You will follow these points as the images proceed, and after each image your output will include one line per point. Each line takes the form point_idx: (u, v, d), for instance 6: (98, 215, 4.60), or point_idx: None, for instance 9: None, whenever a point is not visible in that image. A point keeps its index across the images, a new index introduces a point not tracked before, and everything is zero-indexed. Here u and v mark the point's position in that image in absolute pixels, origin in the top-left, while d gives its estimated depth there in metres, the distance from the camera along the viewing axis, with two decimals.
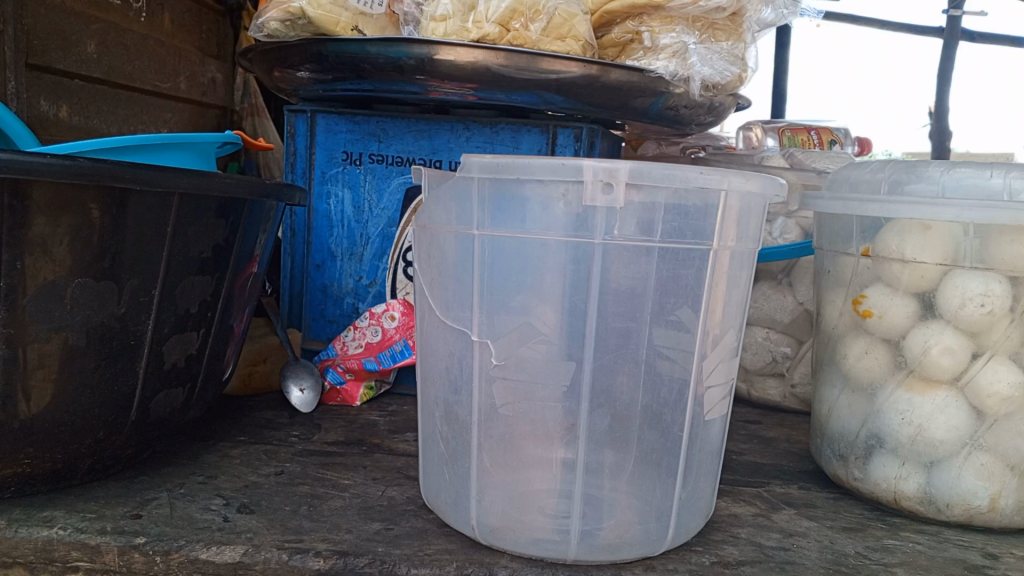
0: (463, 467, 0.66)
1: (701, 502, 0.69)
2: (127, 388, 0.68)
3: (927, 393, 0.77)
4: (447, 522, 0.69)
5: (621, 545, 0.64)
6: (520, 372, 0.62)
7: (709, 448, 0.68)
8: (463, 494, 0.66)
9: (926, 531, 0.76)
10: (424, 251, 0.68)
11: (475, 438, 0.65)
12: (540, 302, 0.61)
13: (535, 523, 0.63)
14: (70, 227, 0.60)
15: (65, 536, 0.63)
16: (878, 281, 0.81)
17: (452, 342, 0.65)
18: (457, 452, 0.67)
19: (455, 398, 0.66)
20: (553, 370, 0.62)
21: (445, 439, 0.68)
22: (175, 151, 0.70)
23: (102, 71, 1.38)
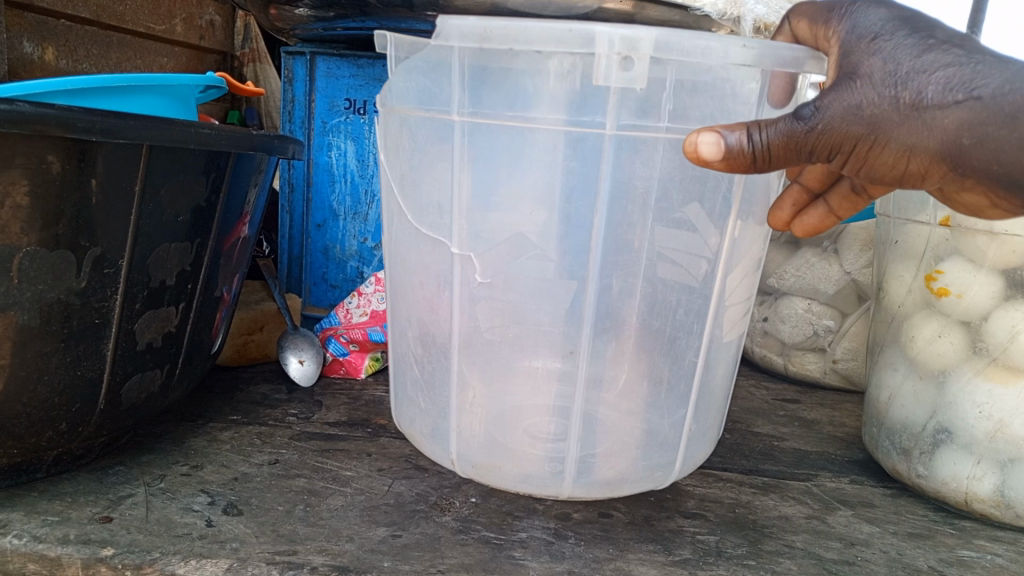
0: (441, 393, 0.58)
1: (709, 430, 0.62)
2: (94, 373, 0.59)
3: (1010, 384, 0.67)
4: (423, 452, 0.62)
5: (620, 483, 0.57)
6: (510, 289, 0.52)
7: (723, 371, 0.60)
8: (442, 422, 0.59)
9: (1003, 539, 0.68)
10: (389, 140, 0.56)
11: (456, 362, 0.56)
12: (532, 203, 0.51)
13: (524, 454, 0.56)
14: (16, 185, 0.50)
15: (20, 545, 0.54)
16: (957, 255, 0.71)
17: (427, 250, 0.55)
18: (434, 378, 0.58)
19: (430, 317, 0.57)
20: (548, 287, 0.52)
21: (420, 360, 0.59)
22: (148, 94, 0.60)
23: (91, 11, 1.26)
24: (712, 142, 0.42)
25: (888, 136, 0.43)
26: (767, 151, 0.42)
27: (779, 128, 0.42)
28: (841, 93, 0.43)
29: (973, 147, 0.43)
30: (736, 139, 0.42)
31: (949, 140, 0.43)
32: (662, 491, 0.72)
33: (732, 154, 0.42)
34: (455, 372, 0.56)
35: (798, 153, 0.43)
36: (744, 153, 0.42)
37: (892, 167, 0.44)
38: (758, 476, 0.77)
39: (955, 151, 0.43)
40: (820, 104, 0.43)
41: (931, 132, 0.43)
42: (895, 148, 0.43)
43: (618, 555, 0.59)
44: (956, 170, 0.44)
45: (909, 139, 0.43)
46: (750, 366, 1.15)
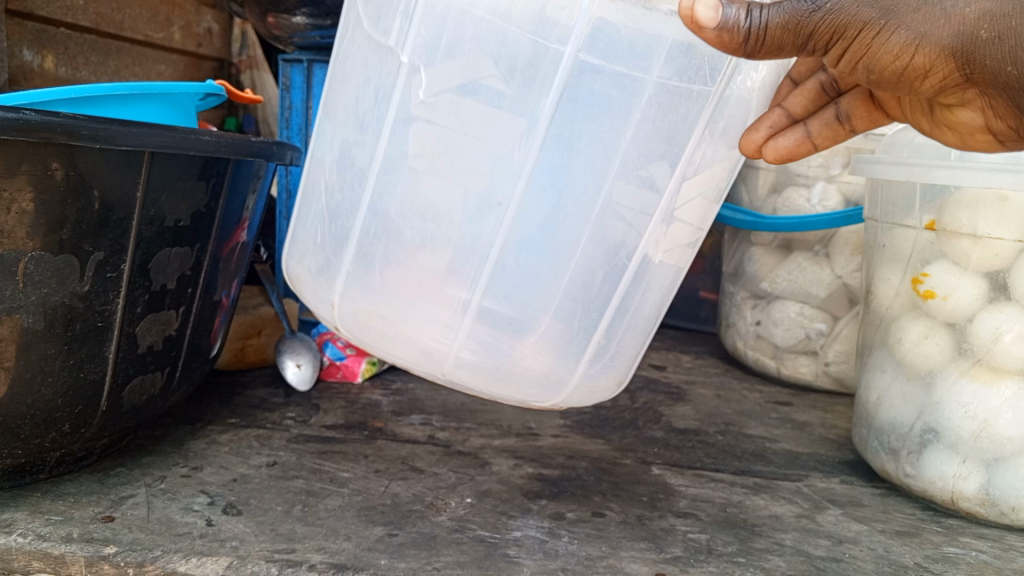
0: (341, 228, 0.56)
1: (621, 364, 0.61)
2: (96, 376, 0.60)
3: (994, 384, 0.69)
4: (306, 293, 0.61)
5: (508, 373, 0.55)
6: (450, 131, 0.49)
7: (649, 298, 0.58)
8: (333, 262, 0.57)
9: (988, 537, 0.69)
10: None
11: (367, 181, 0.53)
12: (483, 60, 0.48)
13: (411, 322, 0.54)
14: (22, 191, 0.51)
15: (25, 544, 0.55)
16: (943, 258, 0.72)
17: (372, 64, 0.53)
18: (338, 211, 0.56)
19: (357, 138, 0.54)
20: (494, 125, 0.49)
21: (329, 186, 0.57)
22: (150, 102, 0.61)
23: (89, 19, 1.22)
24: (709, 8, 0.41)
25: (897, 20, 0.44)
26: (767, 29, 0.42)
27: (779, 7, 0.43)
28: None
29: (989, 42, 0.44)
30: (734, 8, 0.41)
31: (964, 32, 0.44)
32: (655, 491, 0.73)
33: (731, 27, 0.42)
34: (364, 203, 0.54)
35: (798, 33, 0.43)
36: (742, 23, 0.42)
37: (895, 59, 0.45)
38: (750, 476, 0.78)
39: (970, 46, 0.44)
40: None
41: (944, 25, 0.44)
42: (900, 40, 0.44)
43: (610, 553, 0.61)
44: (963, 66, 0.46)
45: (921, 27, 0.44)
46: (743, 370, 1.16)
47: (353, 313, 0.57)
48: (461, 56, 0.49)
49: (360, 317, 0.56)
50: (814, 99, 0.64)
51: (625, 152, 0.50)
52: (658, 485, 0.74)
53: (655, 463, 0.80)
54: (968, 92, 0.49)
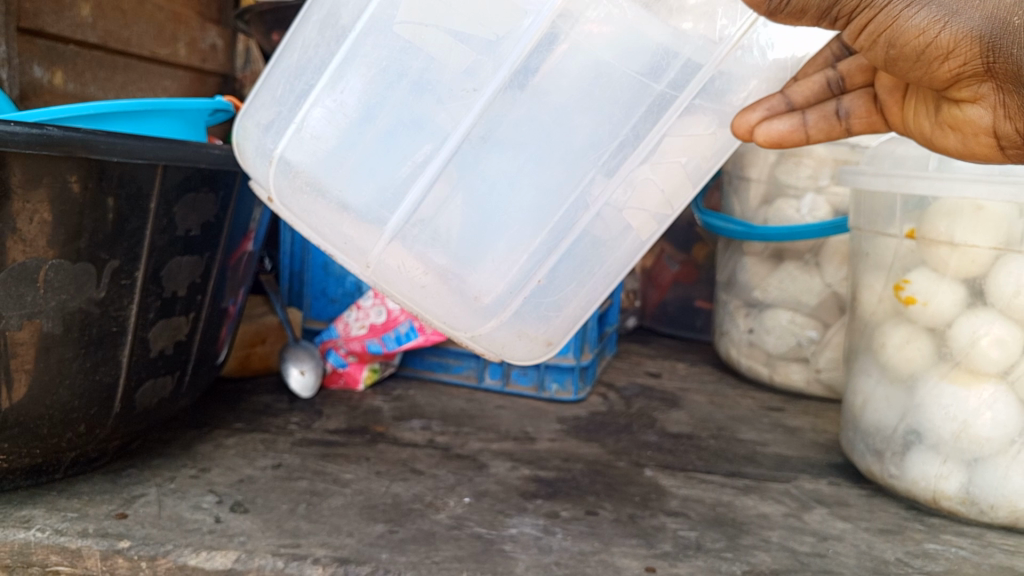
0: (302, 80, 0.53)
1: (567, 309, 0.59)
2: (111, 378, 0.63)
3: (973, 386, 0.72)
4: (244, 155, 0.58)
5: (437, 265, 0.54)
6: (441, 15, 0.49)
7: (604, 254, 0.57)
8: (283, 117, 0.54)
9: (968, 534, 0.71)
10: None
11: (338, 36, 0.52)
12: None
13: (351, 184, 0.52)
14: (43, 202, 0.54)
15: (43, 538, 0.58)
16: (923, 266, 0.75)
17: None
18: (305, 64, 0.53)
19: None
20: (490, 8, 0.49)
21: (303, 45, 0.54)
22: (162, 118, 0.64)
23: (97, 37, 1.10)
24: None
25: None
26: None
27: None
28: None
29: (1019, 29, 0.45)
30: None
31: (994, 17, 0.45)
32: (647, 491, 0.76)
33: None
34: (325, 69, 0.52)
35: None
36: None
37: (920, 34, 0.46)
38: (740, 478, 0.81)
39: (998, 32, 0.45)
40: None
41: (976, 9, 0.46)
42: (925, 15, 0.46)
43: (602, 548, 0.63)
44: (988, 55, 0.46)
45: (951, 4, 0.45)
46: (736, 377, 1.18)
47: (287, 171, 0.54)
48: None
49: (296, 177, 0.54)
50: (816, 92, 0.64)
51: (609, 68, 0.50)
52: (651, 486, 0.77)
53: (648, 466, 0.82)
54: (983, 86, 0.49)
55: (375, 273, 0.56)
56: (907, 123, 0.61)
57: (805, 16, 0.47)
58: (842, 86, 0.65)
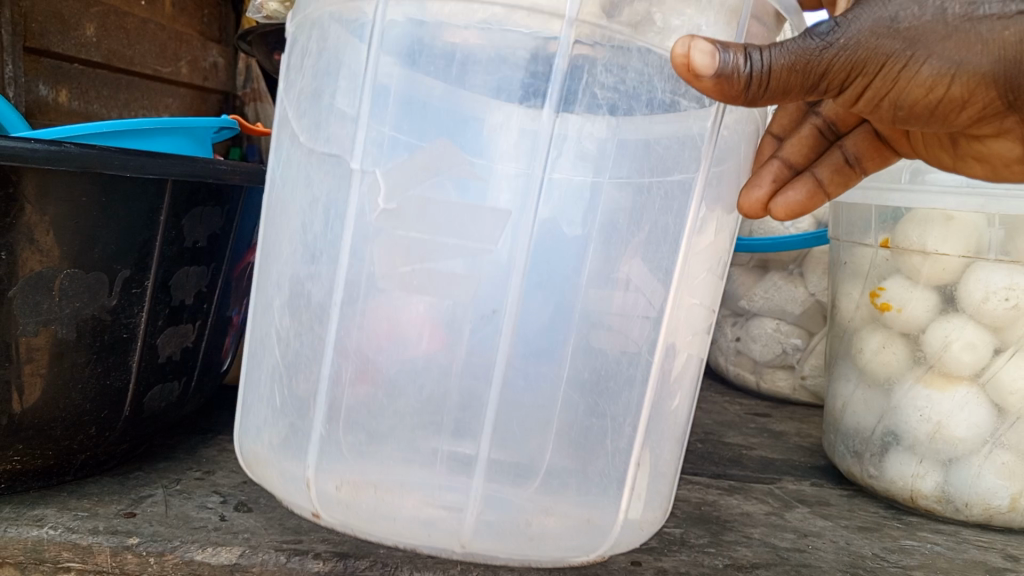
0: (303, 437, 0.51)
1: (662, 484, 0.57)
2: (121, 383, 0.66)
3: (946, 389, 0.75)
4: (259, 470, 0.56)
5: (529, 511, 0.50)
6: (415, 223, 0.47)
7: (672, 423, 0.56)
8: (299, 429, 0.52)
9: (944, 531, 0.74)
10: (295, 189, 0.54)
11: (331, 375, 0.50)
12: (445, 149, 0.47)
13: (388, 448, 0.49)
14: (60, 215, 0.58)
15: (56, 535, 0.61)
16: (897, 274, 0.78)
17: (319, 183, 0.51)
18: (299, 363, 0.52)
19: (308, 270, 0.51)
20: (472, 219, 0.46)
21: (285, 338, 0.53)
22: (172, 137, 0.68)
23: (102, 56, 1.11)
24: (710, 49, 0.43)
25: (927, 50, 0.46)
26: (771, 71, 0.44)
27: (782, 49, 0.45)
28: (859, 12, 0.46)
29: None
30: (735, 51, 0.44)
31: (1001, 58, 0.46)
32: None
33: (728, 68, 0.44)
34: (342, 278, 0.49)
35: (801, 67, 0.45)
36: (741, 68, 0.44)
37: (928, 90, 0.48)
38: (725, 479, 0.84)
39: (1010, 68, 0.46)
40: (836, 22, 0.46)
41: (979, 53, 0.46)
42: (929, 69, 0.46)
43: None
44: (1006, 95, 0.48)
45: (955, 56, 0.46)
46: (726, 385, 1.21)
47: (328, 496, 0.51)
48: (426, 145, 0.47)
49: (338, 498, 0.51)
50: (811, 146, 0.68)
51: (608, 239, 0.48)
52: None
53: None
54: (1002, 120, 0.52)
55: (472, 548, 0.50)
56: (916, 149, 0.64)
57: (801, 94, 0.47)
58: (835, 128, 0.68)
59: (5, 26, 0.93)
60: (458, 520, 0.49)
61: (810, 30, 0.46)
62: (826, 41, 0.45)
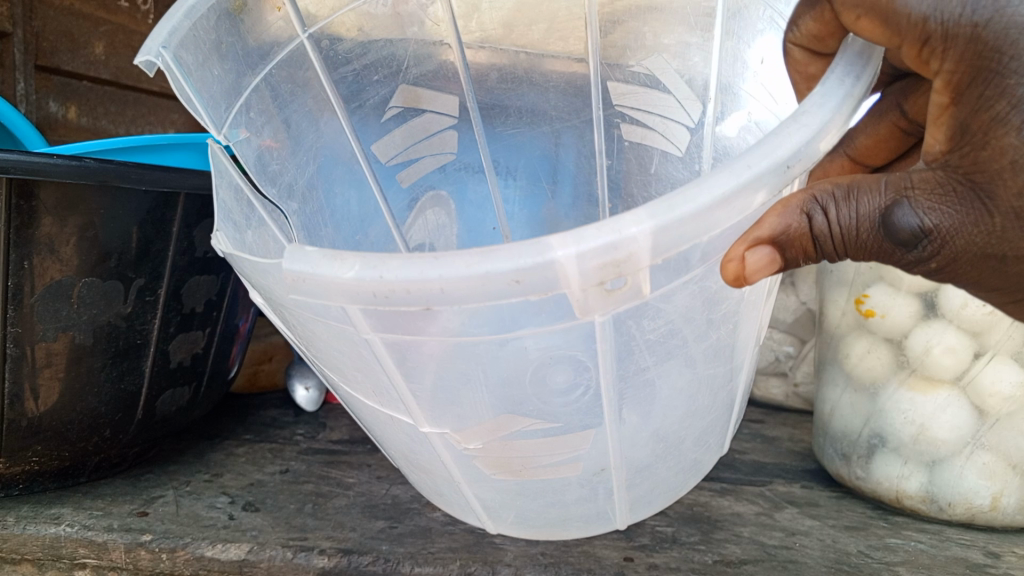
0: (469, 514, 0.62)
1: (733, 416, 0.64)
2: (134, 388, 0.69)
3: (928, 393, 0.77)
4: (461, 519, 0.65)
5: (661, 501, 0.63)
6: (508, 450, 0.51)
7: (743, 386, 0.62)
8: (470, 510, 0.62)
9: (928, 530, 0.76)
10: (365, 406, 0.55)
11: (472, 495, 0.58)
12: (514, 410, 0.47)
13: (540, 515, 0.59)
14: (78, 227, 0.61)
15: (72, 533, 0.63)
16: (880, 282, 0.82)
17: (382, 418, 0.54)
18: (442, 486, 0.60)
19: (416, 453, 0.56)
20: (562, 440, 0.50)
21: (411, 466, 0.60)
22: (184, 151, 0.71)
23: (110, 73, 1.13)
24: (763, 255, 0.39)
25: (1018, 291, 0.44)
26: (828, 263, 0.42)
27: (855, 212, 0.40)
28: (963, 222, 0.40)
29: None
30: (796, 224, 0.40)
31: None
32: None
33: (789, 259, 0.41)
34: (458, 475, 0.55)
35: (875, 257, 0.41)
36: (790, 255, 0.40)
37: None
38: (717, 481, 0.86)
39: None
40: (923, 223, 0.40)
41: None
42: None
43: (585, 541, 0.68)
44: None
45: None
46: None
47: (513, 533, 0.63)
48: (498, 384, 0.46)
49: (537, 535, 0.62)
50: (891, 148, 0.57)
51: (675, 354, 0.48)
52: None
53: None
54: None
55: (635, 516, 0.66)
56: None
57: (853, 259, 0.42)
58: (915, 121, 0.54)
59: (18, 45, 0.95)
60: (616, 519, 0.62)
61: (891, 220, 0.40)
62: (901, 242, 0.40)
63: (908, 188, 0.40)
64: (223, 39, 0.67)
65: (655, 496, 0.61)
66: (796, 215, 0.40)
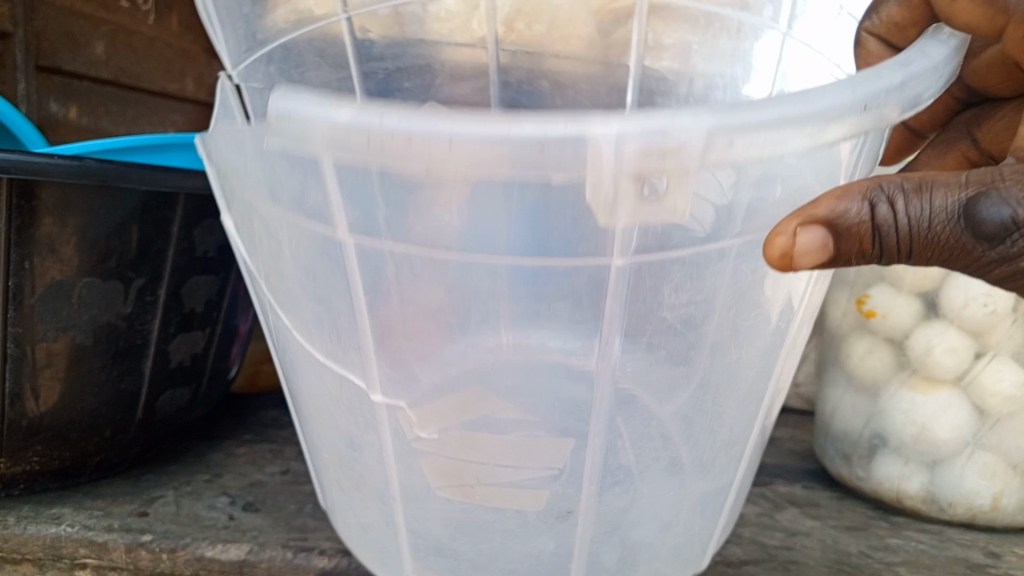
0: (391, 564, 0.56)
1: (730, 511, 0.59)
2: (134, 388, 0.69)
3: (929, 393, 0.77)
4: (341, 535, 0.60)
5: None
6: (470, 455, 0.47)
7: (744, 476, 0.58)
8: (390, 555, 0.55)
9: (929, 530, 0.76)
10: (317, 372, 0.51)
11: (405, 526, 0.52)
12: (486, 358, 0.44)
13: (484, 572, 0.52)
14: (79, 226, 0.61)
15: (73, 533, 0.63)
16: (881, 283, 0.82)
17: (326, 380, 0.50)
18: (362, 500, 0.55)
19: (354, 455, 0.53)
20: (537, 450, 0.46)
21: (337, 481, 0.56)
22: (184, 151, 0.71)
23: (111, 73, 1.13)
24: (818, 235, 0.38)
25: None
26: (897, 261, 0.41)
27: (928, 206, 0.39)
28: None
29: None
30: (858, 211, 0.39)
31: None
32: None
33: (852, 251, 0.40)
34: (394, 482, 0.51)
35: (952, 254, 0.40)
36: (845, 243, 0.39)
37: None
38: None
39: None
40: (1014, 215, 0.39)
41: None
42: None
43: None
44: None
45: None
46: None
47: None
48: (461, 299, 0.43)
49: None
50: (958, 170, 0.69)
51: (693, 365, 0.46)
52: None
53: None
54: None
55: None
56: None
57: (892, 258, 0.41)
58: None
59: (18, 45, 0.95)
60: None
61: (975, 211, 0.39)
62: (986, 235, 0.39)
63: (991, 181, 0.39)
64: (244, 7, 0.66)
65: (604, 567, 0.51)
66: (850, 204, 0.39)
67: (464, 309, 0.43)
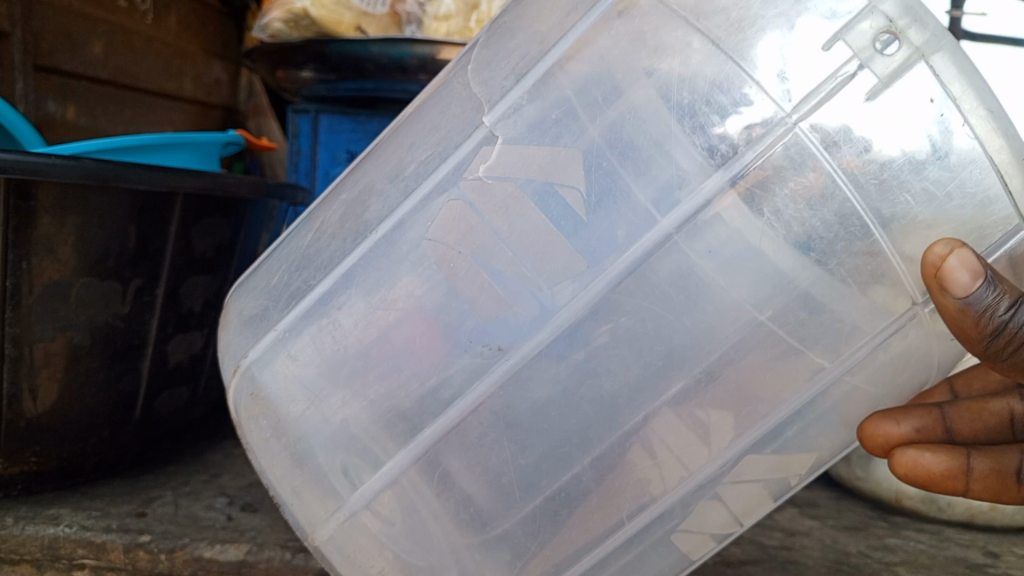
0: (248, 353, 0.53)
1: None
2: (132, 388, 0.69)
3: None
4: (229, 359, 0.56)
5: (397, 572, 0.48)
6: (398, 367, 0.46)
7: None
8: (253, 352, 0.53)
9: (928, 530, 0.76)
10: (501, 60, 0.49)
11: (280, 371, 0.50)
12: (581, 158, 0.44)
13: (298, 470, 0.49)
14: (76, 225, 0.61)
15: (71, 533, 0.63)
16: None
17: (449, 118, 0.50)
18: (280, 315, 0.52)
19: (302, 294, 0.52)
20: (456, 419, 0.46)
21: (284, 285, 0.54)
22: (178, 151, 0.71)
23: (108, 73, 1.13)
24: (972, 261, 0.39)
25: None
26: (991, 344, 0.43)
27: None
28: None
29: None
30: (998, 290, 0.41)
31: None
32: None
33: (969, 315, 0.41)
34: (306, 308, 0.50)
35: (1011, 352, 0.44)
36: (983, 300, 0.40)
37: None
38: None
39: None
40: None
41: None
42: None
43: None
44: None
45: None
46: None
47: (244, 399, 0.52)
48: (565, 148, 0.44)
49: (255, 403, 0.51)
50: (988, 433, 0.63)
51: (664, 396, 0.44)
52: None
53: None
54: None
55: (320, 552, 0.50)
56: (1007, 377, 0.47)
57: (974, 342, 0.43)
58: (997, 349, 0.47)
59: (16, 45, 0.95)
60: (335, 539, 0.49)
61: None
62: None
63: None
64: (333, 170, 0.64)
65: (358, 506, 0.48)
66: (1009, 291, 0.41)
67: (606, 128, 0.44)
